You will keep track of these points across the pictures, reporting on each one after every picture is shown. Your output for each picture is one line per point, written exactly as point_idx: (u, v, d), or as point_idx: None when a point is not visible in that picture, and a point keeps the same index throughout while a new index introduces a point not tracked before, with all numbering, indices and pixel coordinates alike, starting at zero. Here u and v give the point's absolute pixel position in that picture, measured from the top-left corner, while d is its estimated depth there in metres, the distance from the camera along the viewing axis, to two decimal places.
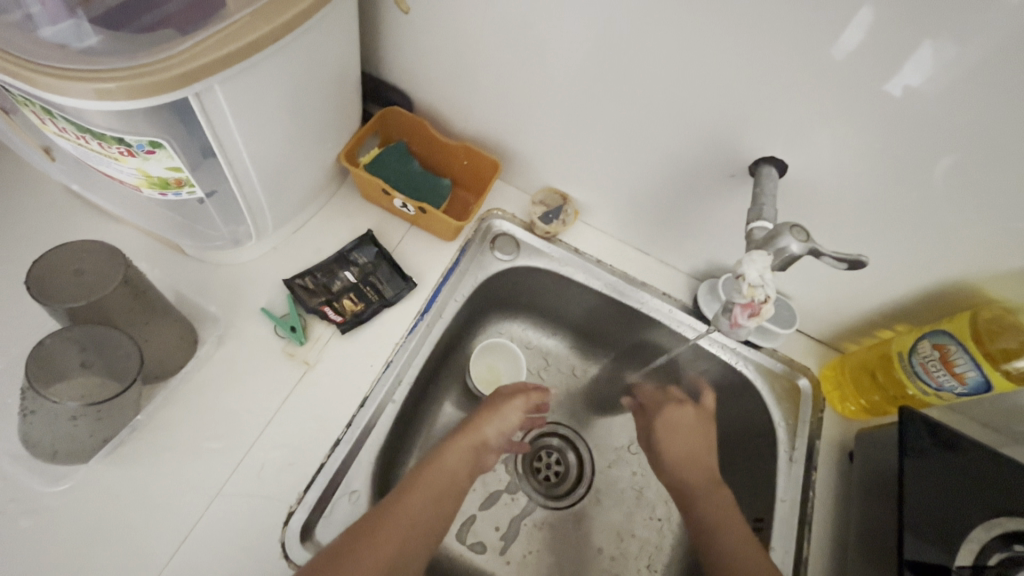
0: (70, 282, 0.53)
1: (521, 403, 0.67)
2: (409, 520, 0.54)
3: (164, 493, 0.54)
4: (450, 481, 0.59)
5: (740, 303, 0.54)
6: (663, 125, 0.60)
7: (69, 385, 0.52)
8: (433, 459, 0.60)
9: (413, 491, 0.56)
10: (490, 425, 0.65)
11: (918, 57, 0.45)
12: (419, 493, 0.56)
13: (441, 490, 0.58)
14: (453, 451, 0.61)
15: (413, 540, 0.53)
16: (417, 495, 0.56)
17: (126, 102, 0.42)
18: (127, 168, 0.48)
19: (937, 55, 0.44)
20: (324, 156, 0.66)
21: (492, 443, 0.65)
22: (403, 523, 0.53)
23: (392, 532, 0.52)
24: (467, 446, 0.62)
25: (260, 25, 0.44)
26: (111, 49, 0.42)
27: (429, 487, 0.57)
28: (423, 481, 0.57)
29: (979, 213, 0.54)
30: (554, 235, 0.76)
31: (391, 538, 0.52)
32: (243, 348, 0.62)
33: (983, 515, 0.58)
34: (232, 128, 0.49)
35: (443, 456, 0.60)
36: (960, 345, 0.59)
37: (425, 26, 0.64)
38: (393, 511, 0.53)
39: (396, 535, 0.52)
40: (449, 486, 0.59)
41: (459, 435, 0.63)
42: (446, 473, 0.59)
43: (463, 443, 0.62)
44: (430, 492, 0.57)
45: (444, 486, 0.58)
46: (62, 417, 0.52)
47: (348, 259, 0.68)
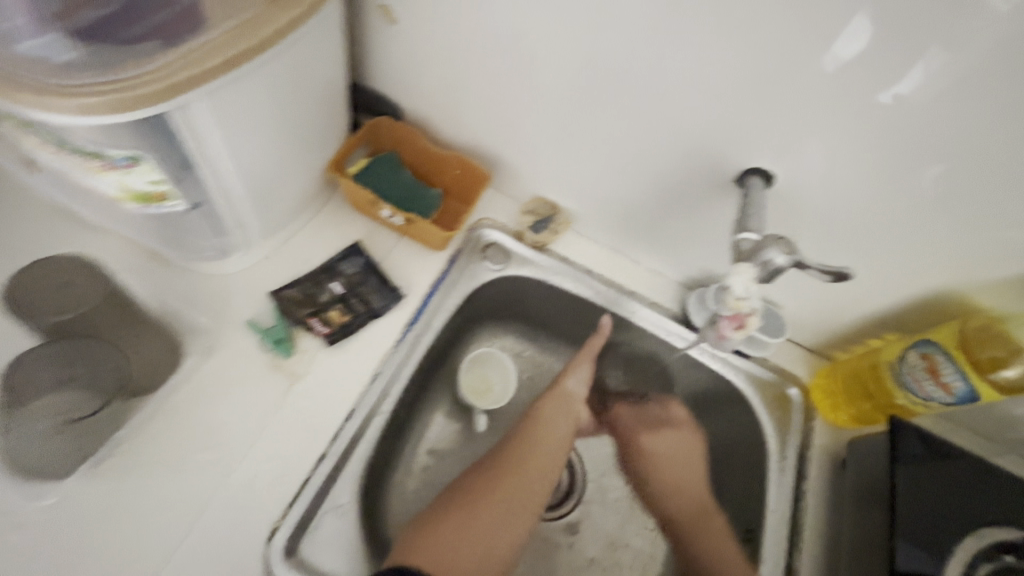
0: (61, 294, 0.61)
1: (592, 358, 0.80)
2: (527, 455, 0.70)
3: (144, 511, 0.53)
4: (550, 433, 0.74)
5: (726, 316, 0.56)
6: (652, 134, 0.61)
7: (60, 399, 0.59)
8: (533, 414, 0.76)
9: (523, 435, 0.73)
10: (571, 380, 0.79)
11: (909, 76, 0.46)
12: (529, 436, 0.73)
13: (545, 440, 0.73)
14: (548, 406, 0.77)
15: (533, 468, 0.70)
16: (527, 438, 0.72)
17: (109, 117, 0.41)
18: (108, 182, 0.49)
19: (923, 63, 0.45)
20: (311, 166, 0.65)
21: (576, 397, 0.79)
22: (523, 458, 0.70)
23: (512, 467, 0.68)
24: (556, 402, 0.77)
25: (246, 37, 0.44)
26: (92, 63, 0.41)
27: (533, 436, 0.73)
28: (531, 429, 0.74)
29: (966, 222, 0.54)
30: (544, 244, 0.76)
31: (512, 472, 0.68)
32: (228, 361, 0.61)
33: (973, 525, 0.58)
34: (217, 141, 0.49)
35: (539, 410, 0.76)
36: (947, 356, 0.59)
37: (413, 36, 0.64)
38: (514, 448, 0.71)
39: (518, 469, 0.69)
40: (550, 436, 0.74)
41: (548, 395, 0.78)
42: (543, 423, 0.75)
43: (554, 401, 0.77)
44: (536, 438, 0.73)
45: (546, 438, 0.73)
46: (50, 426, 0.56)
47: (336, 269, 0.68)
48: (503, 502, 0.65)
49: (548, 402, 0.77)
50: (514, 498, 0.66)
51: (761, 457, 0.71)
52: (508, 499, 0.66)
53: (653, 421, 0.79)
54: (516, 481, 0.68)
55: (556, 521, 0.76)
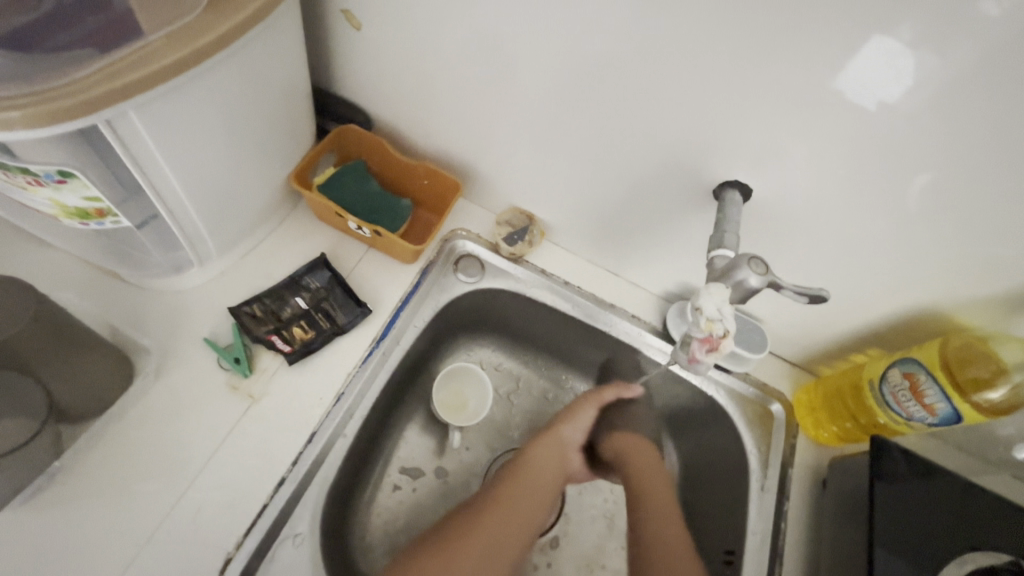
0: None
1: (595, 400, 0.66)
2: (513, 502, 0.57)
3: (86, 545, 0.51)
4: (540, 478, 0.60)
5: (697, 338, 0.52)
6: (625, 145, 0.59)
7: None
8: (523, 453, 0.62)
9: (513, 477, 0.59)
10: (569, 425, 0.65)
11: (899, 69, 0.43)
12: (520, 479, 0.59)
13: (533, 489, 0.59)
14: (542, 447, 0.62)
15: (520, 517, 0.56)
16: (517, 481, 0.59)
17: (30, 132, 0.38)
18: (40, 198, 0.46)
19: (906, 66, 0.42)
20: (273, 176, 0.63)
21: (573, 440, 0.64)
22: (507, 505, 0.57)
23: (497, 513, 0.56)
24: (549, 442, 0.63)
25: (184, 45, 0.41)
26: (15, 73, 0.39)
27: (522, 482, 0.59)
28: (521, 471, 0.60)
29: (948, 237, 0.52)
30: (520, 256, 0.74)
31: (495, 518, 0.55)
32: (184, 382, 0.58)
33: (957, 549, 0.56)
34: (156, 154, 0.47)
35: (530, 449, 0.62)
36: (930, 375, 0.56)
37: (378, 41, 0.62)
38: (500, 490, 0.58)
39: (503, 517, 0.56)
40: (537, 484, 0.60)
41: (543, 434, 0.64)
42: (531, 465, 0.61)
43: (549, 442, 0.63)
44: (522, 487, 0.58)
45: (535, 485, 0.59)
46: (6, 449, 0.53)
47: (300, 284, 0.65)
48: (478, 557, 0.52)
49: (537, 447, 0.62)
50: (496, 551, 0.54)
51: (740, 475, 0.69)
52: (487, 552, 0.53)
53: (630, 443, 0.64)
54: (499, 532, 0.55)
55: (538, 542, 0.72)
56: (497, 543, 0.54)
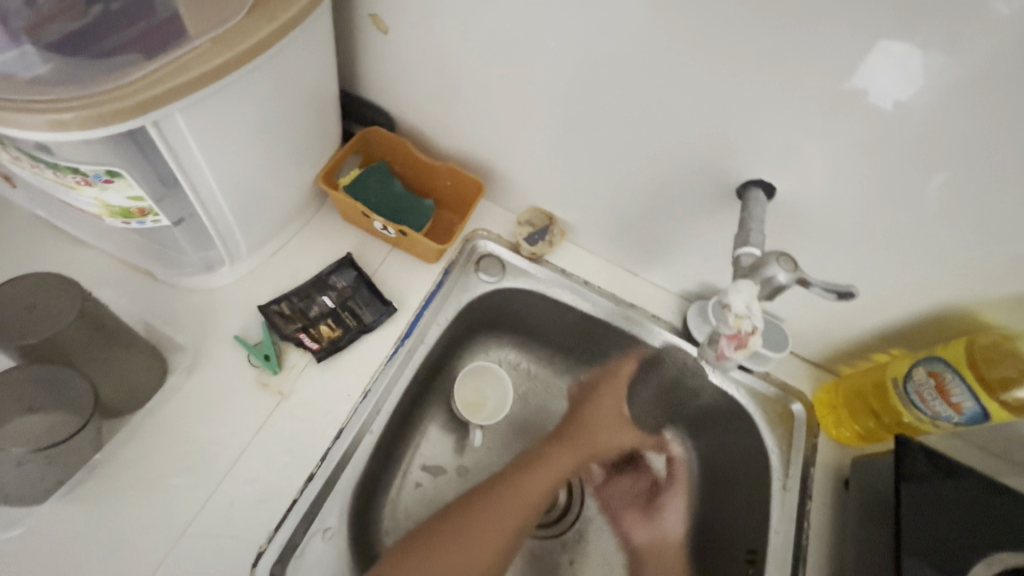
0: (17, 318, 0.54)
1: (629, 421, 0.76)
2: (524, 500, 0.63)
3: (124, 537, 0.52)
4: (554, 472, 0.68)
5: (727, 335, 0.52)
6: (648, 145, 0.59)
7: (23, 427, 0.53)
8: (547, 456, 0.69)
9: (528, 476, 0.66)
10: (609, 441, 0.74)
11: (908, 72, 0.43)
12: (536, 479, 0.66)
13: (541, 491, 0.66)
14: (566, 457, 0.70)
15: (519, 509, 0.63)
16: (531, 483, 0.65)
17: (82, 132, 0.40)
18: (86, 198, 0.48)
19: (922, 62, 0.42)
20: (301, 178, 0.64)
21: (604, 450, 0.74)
22: (518, 502, 0.63)
23: (505, 509, 0.61)
24: (578, 450, 0.71)
25: (225, 51, 0.43)
26: (70, 77, 0.40)
27: (535, 483, 0.65)
28: (534, 472, 0.66)
29: (974, 236, 0.52)
30: (541, 256, 0.74)
31: (502, 513, 0.61)
32: (214, 379, 0.60)
33: (982, 550, 0.56)
34: (198, 154, 0.48)
35: (558, 454, 0.70)
36: (957, 374, 0.57)
37: (403, 45, 0.63)
38: (514, 486, 0.64)
39: (510, 512, 0.62)
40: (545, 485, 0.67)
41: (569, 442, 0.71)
42: (551, 470, 0.68)
43: (574, 452, 0.71)
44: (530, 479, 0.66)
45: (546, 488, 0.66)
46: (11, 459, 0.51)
47: (326, 283, 0.66)
48: (482, 545, 0.59)
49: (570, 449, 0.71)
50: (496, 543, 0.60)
51: (762, 474, 0.69)
52: (490, 544, 0.59)
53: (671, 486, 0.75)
54: (502, 528, 0.61)
55: (542, 531, 0.74)
56: (499, 536, 0.60)
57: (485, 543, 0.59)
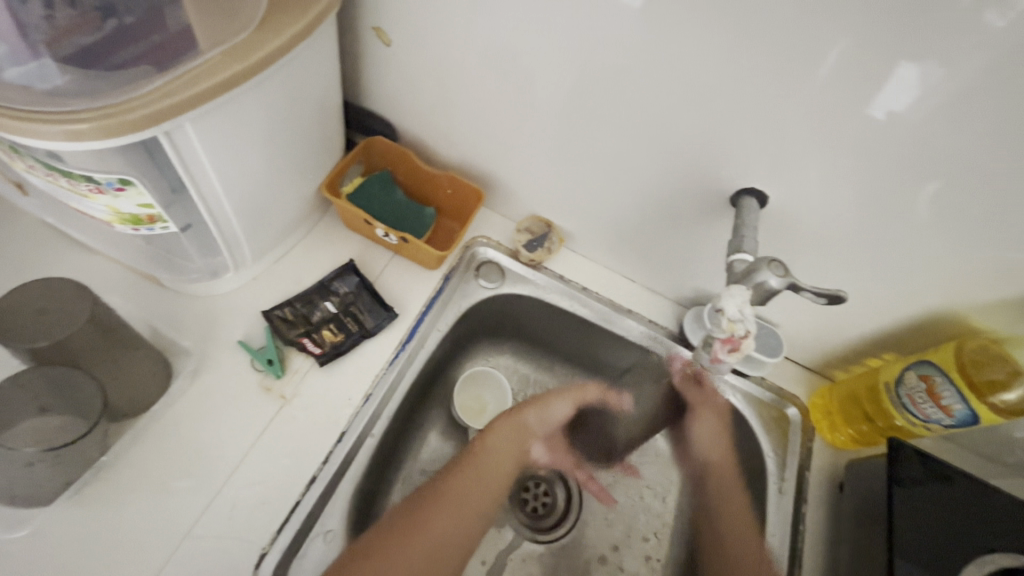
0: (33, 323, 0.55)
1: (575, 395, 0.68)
2: (469, 488, 0.59)
3: (128, 538, 0.53)
4: (486, 482, 0.61)
5: (720, 338, 0.54)
6: (644, 154, 0.61)
7: (34, 427, 0.54)
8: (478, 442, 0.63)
9: (458, 477, 0.59)
10: (535, 413, 0.67)
11: (904, 80, 0.45)
12: (477, 459, 0.62)
13: (497, 462, 0.63)
14: (500, 434, 0.64)
15: (442, 529, 0.56)
16: (458, 491, 0.58)
17: (98, 142, 0.41)
18: (98, 205, 0.49)
19: (905, 74, 0.44)
20: (305, 186, 0.66)
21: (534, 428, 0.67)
22: (469, 476, 0.60)
23: (428, 525, 0.55)
24: (512, 436, 0.65)
25: (234, 63, 0.44)
26: (85, 88, 0.42)
27: (479, 464, 0.61)
28: (475, 467, 0.61)
29: (960, 243, 0.54)
30: (539, 262, 0.76)
31: (451, 493, 0.58)
32: (219, 383, 0.61)
33: (975, 552, 0.56)
34: (206, 163, 0.50)
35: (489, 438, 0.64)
36: (945, 377, 0.58)
37: (405, 58, 0.65)
38: (456, 470, 0.60)
39: (464, 493, 0.59)
40: (497, 461, 0.63)
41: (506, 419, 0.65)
42: (489, 462, 0.62)
43: (510, 429, 0.65)
44: (448, 497, 0.58)
45: (496, 457, 0.63)
46: (15, 464, 0.51)
47: (329, 288, 0.68)
48: (444, 526, 0.56)
49: (499, 440, 0.64)
50: (462, 516, 0.58)
51: (758, 478, 0.70)
52: (455, 519, 0.57)
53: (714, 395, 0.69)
54: (465, 501, 0.58)
55: (541, 536, 0.75)
56: (462, 511, 0.58)
57: (457, 516, 0.57)
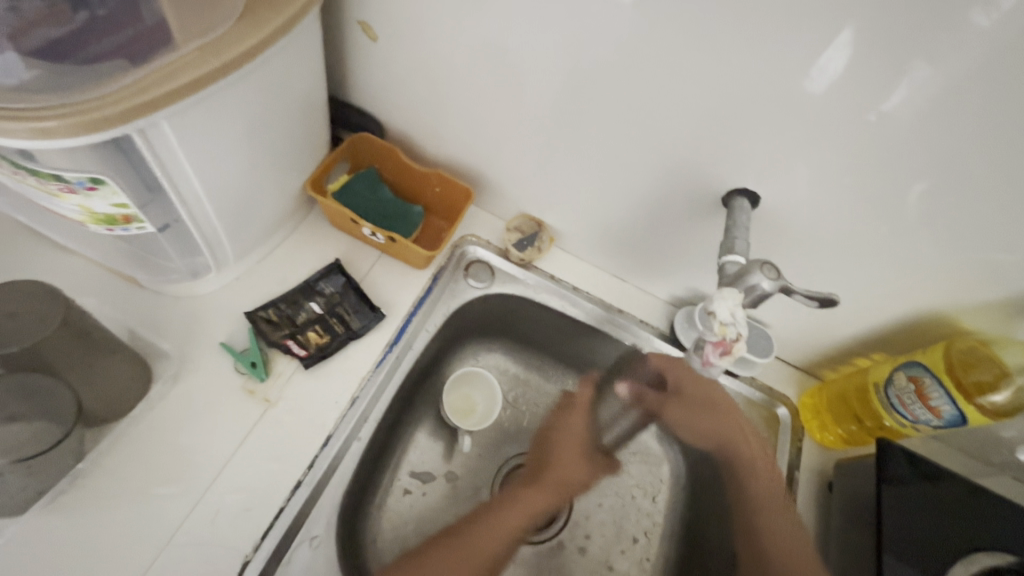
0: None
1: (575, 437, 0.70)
2: (508, 519, 0.62)
3: (104, 548, 0.51)
4: (523, 514, 0.63)
5: (711, 341, 0.53)
6: (634, 153, 0.60)
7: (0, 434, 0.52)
8: (515, 499, 0.64)
9: (501, 509, 0.63)
10: (563, 461, 0.69)
11: (896, 82, 0.44)
12: (518, 515, 0.63)
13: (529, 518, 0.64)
14: (540, 497, 0.66)
15: (485, 546, 0.59)
16: (502, 518, 0.62)
17: (69, 140, 0.40)
18: (69, 205, 0.47)
19: (900, 76, 0.44)
20: (289, 184, 0.64)
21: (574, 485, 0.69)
22: (504, 528, 0.61)
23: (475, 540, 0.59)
24: (548, 485, 0.67)
25: (211, 58, 0.43)
26: (52, 84, 0.40)
27: (513, 518, 0.62)
28: (510, 504, 0.63)
29: (951, 245, 0.53)
30: (529, 262, 0.75)
31: (487, 540, 0.59)
32: (199, 387, 0.59)
33: (960, 550, 0.57)
34: (183, 160, 0.48)
35: (526, 495, 0.65)
36: (935, 379, 0.58)
37: (392, 53, 0.63)
38: (492, 519, 0.61)
39: (497, 541, 0.60)
40: (530, 516, 0.64)
41: (546, 484, 0.67)
42: (520, 504, 0.64)
43: (547, 492, 0.66)
44: (491, 523, 0.61)
45: (530, 514, 0.64)
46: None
47: (314, 289, 0.66)
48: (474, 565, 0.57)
49: (535, 485, 0.66)
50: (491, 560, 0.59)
51: None
52: (483, 562, 0.58)
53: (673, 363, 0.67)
54: (497, 547, 0.59)
55: (531, 535, 0.74)
56: (501, 541, 0.60)
57: (493, 540, 0.60)
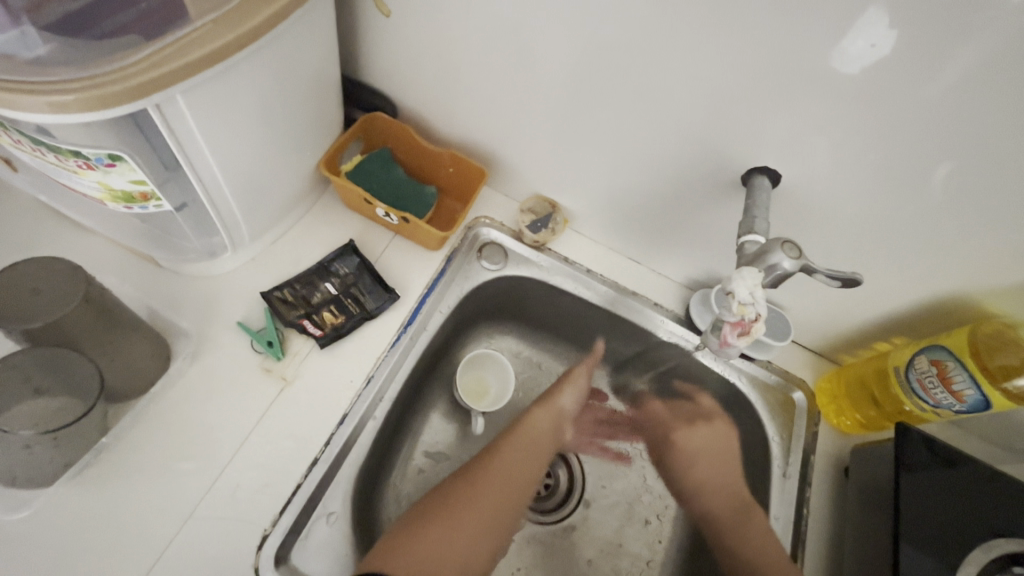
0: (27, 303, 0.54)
1: (587, 369, 0.72)
2: (506, 462, 0.61)
3: (129, 519, 0.53)
4: (521, 458, 0.62)
5: (730, 321, 0.53)
6: (653, 132, 0.58)
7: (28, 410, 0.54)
8: (516, 425, 0.65)
9: (500, 450, 0.62)
10: (564, 394, 0.70)
11: (927, 57, 0.42)
12: (518, 445, 0.63)
13: (534, 444, 0.64)
14: (538, 417, 0.66)
15: (483, 501, 0.57)
16: (500, 464, 0.60)
17: (83, 115, 0.40)
18: (88, 181, 0.48)
19: (935, 48, 0.42)
20: (302, 164, 0.64)
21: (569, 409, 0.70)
22: (509, 459, 0.61)
23: (473, 493, 0.57)
24: (544, 418, 0.67)
25: (224, 33, 0.42)
26: (67, 58, 0.40)
27: (516, 447, 0.62)
28: (509, 446, 0.62)
29: (978, 226, 0.52)
30: (543, 244, 0.74)
31: (494, 478, 0.59)
32: (217, 365, 0.60)
33: (981, 537, 0.56)
34: (199, 137, 0.48)
35: (526, 419, 0.66)
36: (958, 362, 0.57)
37: (405, 30, 0.62)
38: (493, 454, 0.61)
39: (501, 475, 0.59)
40: (534, 443, 0.64)
41: (539, 404, 0.68)
42: (518, 441, 0.63)
43: (544, 414, 0.67)
44: (489, 472, 0.59)
45: (532, 444, 0.64)
46: (16, 446, 0.52)
47: (329, 270, 0.67)
48: (481, 512, 0.56)
49: (535, 417, 0.67)
50: (502, 496, 0.58)
51: (763, 462, 0.70)
52: (492, 502, 0.57)
53: (668, 422, 0.73)
54: (504, 481, 0.59)
55: (543, 516, 0.75)
56: (498, 489, 0.58)
57: (490, 492, 0.58)
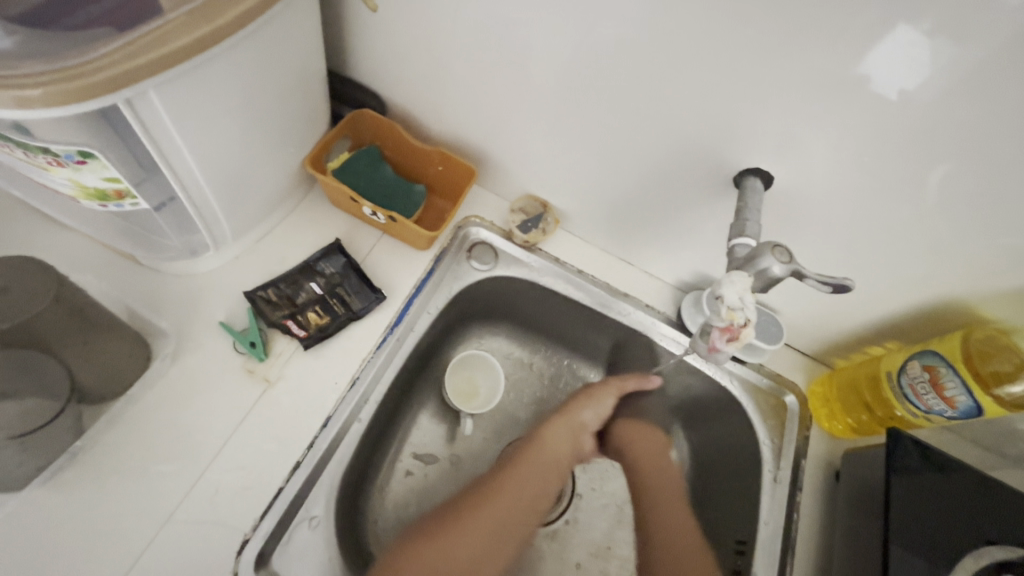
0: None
1: (618, 387, 0.67)
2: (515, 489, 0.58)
3: (105, 522, 0.52)
4: (531, 485, 0.59)
5: (718, 327, 0.52)
6: (644, 131, 0.57)
7: None
8: (529, 446, 0.62)
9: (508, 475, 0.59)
10: (589, 408, 0.66)
11: (922, 59, 0.41)
12: (524, 471, 0.60)
13: (548, 466, 0.61)
14: (555, 432, 0.63)
15: (483, 530, 0.55)
16: (506, 491, 0.58)
17: (51, 110, 0.39)
18: (60, 178, 0.47)
19: (928, 50, 0.41)
20: (286, 161, 0.63)
21: (590, 424, 0.66)
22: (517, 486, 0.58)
23: (472, 523, 0.55)
24: (561, 430, 0.64)
25: (199, 25, 0.41)
26: (34, 51, 0.39)
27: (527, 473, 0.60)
28: (519, 473, 0.59)
29: (973, 231, 0.51)
30: (534, 244, 0.73)
31: (500, 507, 0.56)
32: (199, 365, 0.59)
33: (972, 543, 0.55)
34: (175, 134, 0.46)
35: (542, 438, 0.62)
36: (950, 368, 0.56)
37: (393, 25, 0.61)
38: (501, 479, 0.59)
39: (508, 502, 0.57)
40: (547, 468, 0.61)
41: (557, 415, 0.64)
42: (533, 466, 0.60)
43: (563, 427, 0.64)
44: (493, 499, 0.57)
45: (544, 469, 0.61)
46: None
47: (314, 269, 0.65)
48: (480, 544, 0.54)
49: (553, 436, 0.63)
50: (509, 524, 0.56)
51: (754, 466, 0.69)
52: (495, 533, 0.55)
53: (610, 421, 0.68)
54: (512, 507, 0.57)
55: None
56: (502, 518, 0.56)
57: (494, 521, 0.56)
